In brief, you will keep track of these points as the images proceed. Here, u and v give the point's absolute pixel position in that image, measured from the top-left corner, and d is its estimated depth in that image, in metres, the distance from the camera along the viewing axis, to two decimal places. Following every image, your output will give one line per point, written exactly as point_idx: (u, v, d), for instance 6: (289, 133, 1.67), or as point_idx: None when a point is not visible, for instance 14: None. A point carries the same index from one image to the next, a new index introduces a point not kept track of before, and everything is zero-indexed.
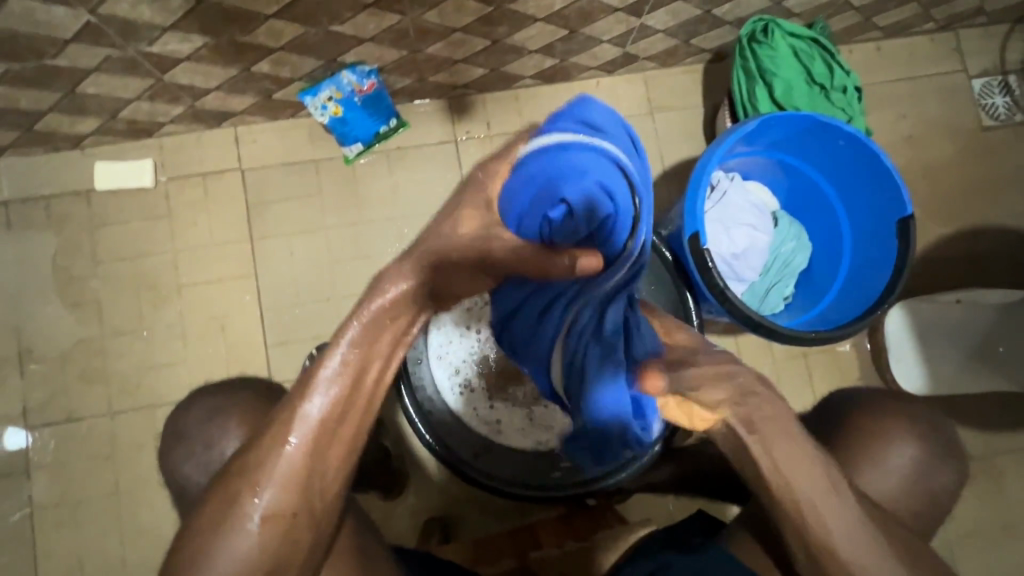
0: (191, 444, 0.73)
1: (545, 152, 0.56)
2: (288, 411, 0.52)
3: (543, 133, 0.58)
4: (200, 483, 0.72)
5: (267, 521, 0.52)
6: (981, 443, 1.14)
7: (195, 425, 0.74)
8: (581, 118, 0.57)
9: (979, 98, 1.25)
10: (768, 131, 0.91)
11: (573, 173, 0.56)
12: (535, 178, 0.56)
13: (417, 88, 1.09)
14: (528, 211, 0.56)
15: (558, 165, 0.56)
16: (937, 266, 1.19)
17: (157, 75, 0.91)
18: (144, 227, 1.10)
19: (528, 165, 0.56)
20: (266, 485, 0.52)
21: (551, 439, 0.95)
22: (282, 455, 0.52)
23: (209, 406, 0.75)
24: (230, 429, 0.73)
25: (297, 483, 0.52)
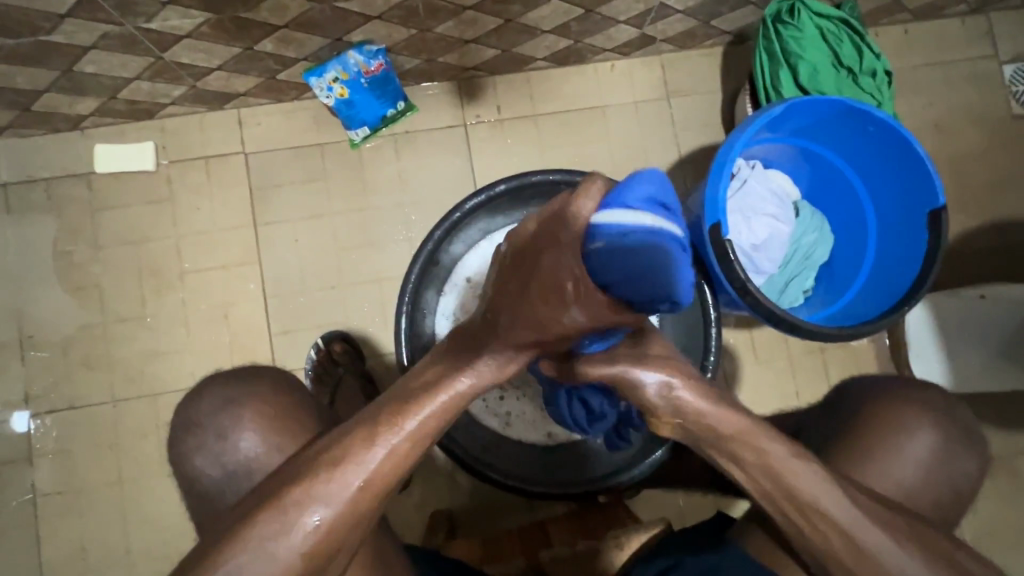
0: (204, 434, 0.70)
1: (633, 233, 0.46)
2: (348, 448, 0.53)
3: (632, 208, 0.46)
4: (214, 476, 0.69)
5: (307, 556, 0.50)
6: (1001, 441, 1.11)
7: (208, 416, 0.70)
8: (658, 192, 0.48)
9: (1010, 84, 1.20)
10: (794, 117, 0.87)
11: (655, 267, 0.47)
12: (623, 271, 0.47)
13: (426, 69, 1.05)
14: (621, 288, 0.48)
15: (649, 255, 0.47)
16: (960, 260, 1.15)
17: (157, 54, 0.87)
18: (146, 211, 1.07)
19: (626, 239, 0.46)
20: (316, 516, 0.51)
21: (560, 433, 0.95)
22: (331, 497, 0.51)
23: (224, 397, 0.71)
24: (250, 421, 0.69)
25: (348, 513, 0.51)
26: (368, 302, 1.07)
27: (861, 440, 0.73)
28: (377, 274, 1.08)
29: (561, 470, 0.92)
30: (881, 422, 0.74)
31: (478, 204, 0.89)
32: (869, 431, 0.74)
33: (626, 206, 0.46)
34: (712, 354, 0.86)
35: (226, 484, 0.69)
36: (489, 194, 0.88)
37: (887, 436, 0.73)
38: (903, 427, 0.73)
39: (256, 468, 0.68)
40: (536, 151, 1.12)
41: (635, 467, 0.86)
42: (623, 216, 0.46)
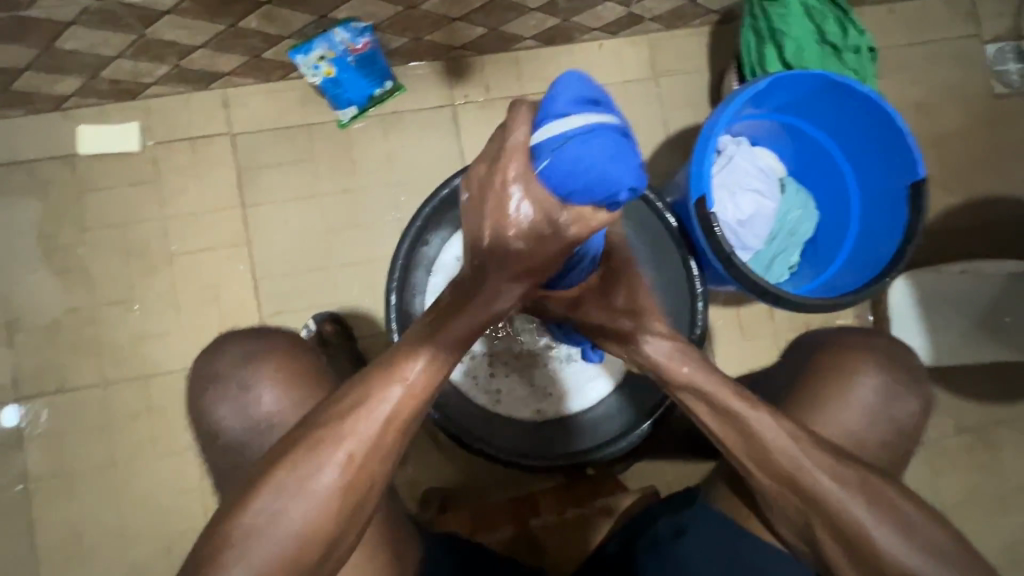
0: (226, 385, 0.72)
1: (568, 135, 0.54)
2: (370, 386, 0.57)
3: (566, 115, 0.54)
4: (235, 428, 0.71)
5: (343, 491, 0.55)
6: (980, 414, 1.15)
7: (230, 368, 0.73)
8: (584, 94, 0.55)
9: (991, 64, 1.21)
10: (778, 92, 0.88)
11: (606, 154, 0.54)
12: (572, 172, 0.54)
13: (413, 48, 1.04)
14: (567, 182, 0.55)
15: (588, 147, 0.54)
16: (942, 238, 1.17)
17: (139, 30, 0.86)
18: (132, 193, 1.06)
19: (553, 146, 0.54)
20: (340, 451, 0.55)
21: (549, 409, 0.97)
22: (358, 435, 0.55)
23: (244, 350, 0.74)
24: (270, 372, 0.72)
25: (368, 455, 0.56)
26: (358, 283, 1.08)
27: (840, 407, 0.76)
28: (367, 254, 1.08)
29: (552, 444, 0.94)
30: (862, 391, 0.76)
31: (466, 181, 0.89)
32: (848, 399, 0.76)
33: (560, 116, 0.55)
34: (699, 327, 0.87)
35: (245, 437, 0.71)
36: None
37: (865, 404, 0.75)
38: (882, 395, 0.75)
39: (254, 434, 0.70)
40: None
41: (624, 438, 0.89)
42: (553, 129, 0.54)
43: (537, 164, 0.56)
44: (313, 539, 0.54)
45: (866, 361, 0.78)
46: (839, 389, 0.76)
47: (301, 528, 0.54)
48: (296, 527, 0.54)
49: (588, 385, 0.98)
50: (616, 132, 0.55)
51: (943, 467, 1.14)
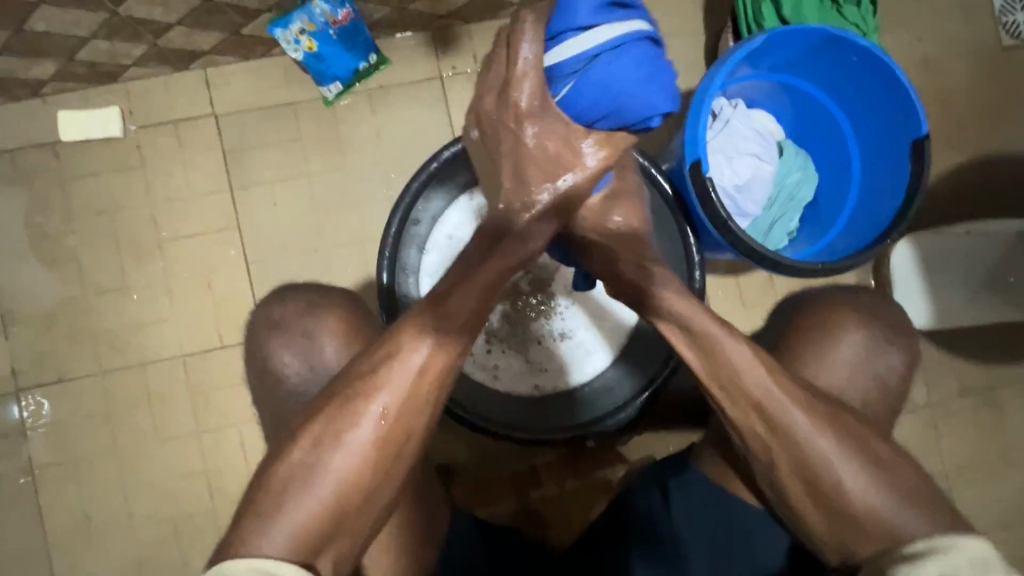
0: (290, 333, 0.76)
1: (594, 55, 0.55)
2: (398, 340, 0.60)
3: (587, 29, 0.55)
4: (298, 374, 0.75)
5: (379, 443, 0.58)
6: (984, 375, 1.14)
7: (292, 317, 0.77)
8: (604, 3, 0.55)
9: (998, 15, 1.17)
10: (774, 51, 0.85)
11: (637, 70, 0.56)
12: (601, 94, 0.57)
13: (397, 19, 1.01)
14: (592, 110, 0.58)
15: (616, 65, 0.55)
16: (947, 198, 1.14)
17: (110, 8, 0.83)
18: (117, 179, 1.05)
19: (579, 74, 0.56)
20: (376, 403, 0.58)
21: (546, 384, 0.97)
22: (392, 388, 0.59)
23: (306, 300, 0.78)
24: (330, 324, 0.77)
25: (399, 414, 0.59)
26: (353, 264, 1.06)
27: (840, 372, 0.75)
28: (359, 235, 1.06)
29: (554, 417, 0.93)
30: (859, 355, 0.76)
31: (455, 154, 0.88)
32: (846, 365, 0.75)
33: (581, 31, 0.55)
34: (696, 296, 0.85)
35: (308, 381, 0.75)
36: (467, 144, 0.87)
37: (857, 367, 0.75)
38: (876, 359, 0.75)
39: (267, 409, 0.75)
40: None
41: (625, 410, 0.88)
42: (575, 50, 0.55)
43: (558, 89, 0.58)
44: (353, 489, 0.57)
45: (863, 325, 0.77)
46: (838, 354, 0.76)
47: (341, 479, 0.57)
48: (329, 490, 0.56)
49: (586, 362, 0.97)
50: (637, 41, 0.56)
51: (946, 431, 1.14)
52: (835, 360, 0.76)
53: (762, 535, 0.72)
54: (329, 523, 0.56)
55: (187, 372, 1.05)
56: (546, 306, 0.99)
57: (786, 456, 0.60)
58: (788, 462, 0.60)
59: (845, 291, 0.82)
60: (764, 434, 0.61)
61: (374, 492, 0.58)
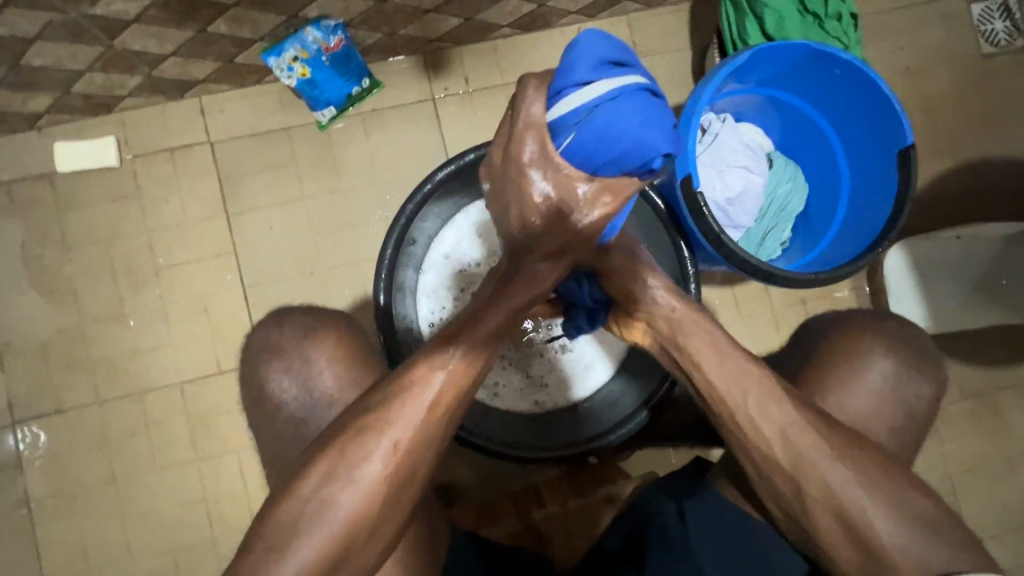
0: (289, 357, 0.76)
1: (593, 106, 0.51)
2: (412, 371, 0.59)
3: (585, 84, 0.51)
4: (296, 400, 0.75)
5: (390, 477, 0.57)
6: (983, 379, 1.14)
7: (290, 342, 0.77)
8: (603, 56, 0.52)
9: (977, 24, 1.19)
10: (759, 66, 0.86)
11: (639, 119, 0.51)
12: (600, 144, 0.52)
13: (389, 43, 1.03)
14: (597, 160, 0.52)
15: (617, 113, 0.51)
16: (936, 203, 1.16)
17: (106, 41, 0.84)
18: (113, 208, 1.05)
19: (580, 125, 0.51)
20: (389, 436, 0.57)
21: (547, 400, 0.96)
22: (405, 421, 0.58)
23: (306, 322, 0.78)
24: (330, 347, 0.76)
25: (412, 446, 0.58)
26: (350, 286, 1.06)
27: (836, 381, 0.76)
28: (356, 256, 1.07)
29: (555, 436, 0.93)
30: (855, 364, 0.77)
31: (448, 175, 0.91)
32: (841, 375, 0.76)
33: (579, 85, 0.51)
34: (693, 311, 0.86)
35: (309, 408, 0.74)
36: (459, 164, 0.90)
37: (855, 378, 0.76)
38: (873, 368, 0.76)
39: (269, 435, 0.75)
40: None
41: (626, 425, 0.91)
42: (573, 104, 0.51)
43: (559, 142, 0.52)
44: (362, 522, 0.56)
45: (858, 336, 0.78)
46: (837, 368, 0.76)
47: (348, 511, 0.56)
48: (336, 525, 0.55)
49: (588, 374, 0.97)
50: (640, 92, 0.52)
51: (948, 436, 1.14)
52: (829, 368, 0.77)
53: (767, 549, 0.72)
54: (338, 556, 0.55)
55: (186, 399, 1.04)
56: (548, 323, 0.98)
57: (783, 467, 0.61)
58: (786, 471, 0.61)
59: (861, 313, 0.83)
60: (765, 447, 0.61)
61: (383, 525, 0.57)
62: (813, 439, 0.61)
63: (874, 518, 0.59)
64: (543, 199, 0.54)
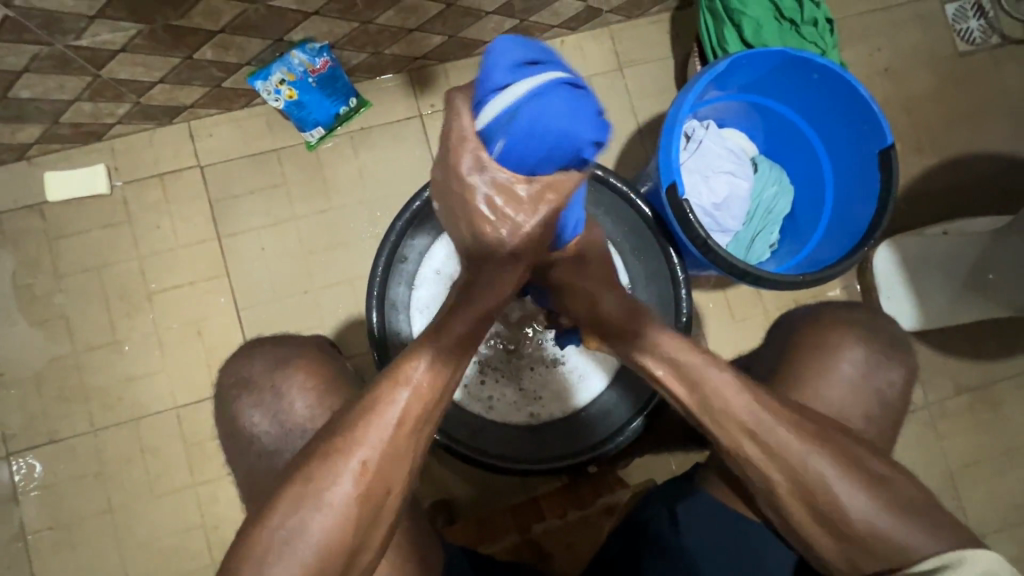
0: (260, 391, 0.76)
1: (515, 107, 0.47)
2: (380, 388, 0.58)
3: (504, 87, 0.48)
4: (269, 433, 0.75)
5: (361, 499, 0.55)
6: (977, 372, 1.15)
7: (261, 374, 0.77)
8: (520, 55, 0.48)
9: (953, 23, 1.22)
10: (739, 72, 0.88)
11: (566, 111, 0.47)
12: (531, 144, 0.48)
13: (375, 63, 1.04)
14: (531, 161, 0.49)
15: (542, 109, 0.47)
16: (922, 200, 1.17)
17: (93, 71, 0.85)
18: (104, 235, 1.05)
19: (506, 129, 0.48)
20: (358, 457, 0.56)
21: (542, 412, 0.96)
22: (371, 441, 0.56)
23: (275, 356, 0.78)
24: (300, 378, 0.76)
25: (384, 467, 0.56)
26: (343, 304, 1.07)
27: (829, 381, 0.76)
28: (349, 274, 1.07)
29: (554, 447, 0.93)
30: (848, 364, 0.77)
31: None
32: (835, 376, 0.76)
33: (499, 90, 0.48)
34: (684, 316, 0.87)
35: (279, 440, 0.74)
36: None
37: (848, 378, 0.76)
38: (867, 367, 0.77)
39: (261, 460, 0.74)
40: None
41: (625, 432, 0.91)
42: (495, 111, 0.48)
43: (492, 150, 0.49)
44: (337, 546, 0.55)
45: (851, 335, 0.78)
46: (829, 369, 0.76)
47: (320, 538, 0.54)
48: (311, 550, 0.54)
49: (583, 383, 0.97)
50: (572, 87, 0.48)
51: (946, 430, 1.14)
52: (821, 367, 0.77)
53: (768, 552, 0.71)
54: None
55: (181, 424, 1.03)
56: (535, 338, 0.99)
57: (776, 471, 0.60)
58: (781, 475, 0.60)
59: (834, 304, 0.84)
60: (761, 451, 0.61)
61: (359, 548, 0.56)
62: (807, 439, 0.60)
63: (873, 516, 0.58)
64: (488, 211, 0.52)
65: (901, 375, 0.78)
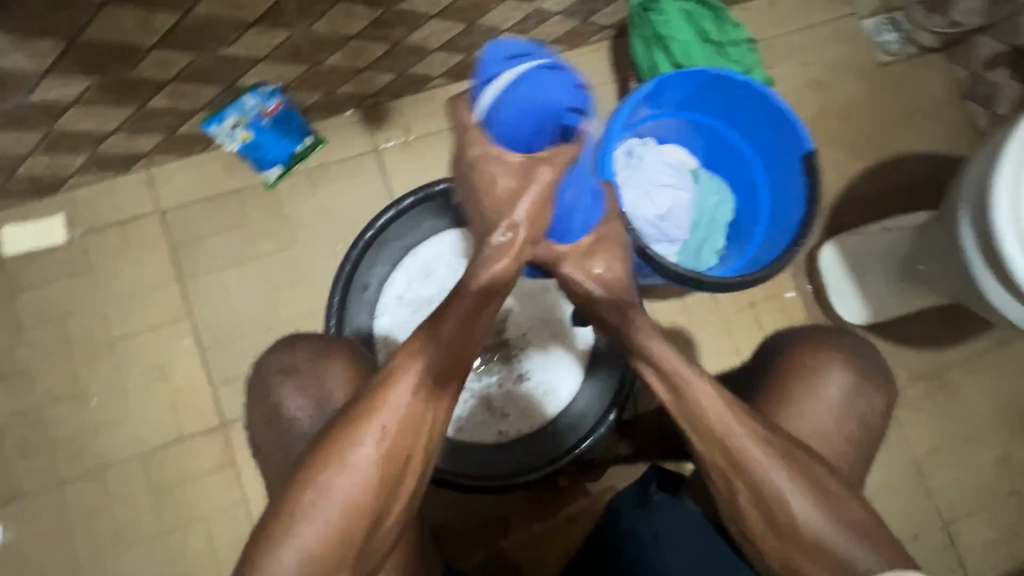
0: (304, 378, 0.76)
1: (507, 88, 0.56)
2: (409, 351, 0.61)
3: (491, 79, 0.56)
4: (310, 417, 0.75)
5: (383, 462, 0.58)
6: (928, 360, 1.19)
7: (305, 362, 0.77)
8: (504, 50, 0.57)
9: (872, 37, 1.31)
10: (667, 92, 0.93)
11: (554, 87, 0.56)
12: (529, 111, 0.57)
13: (329, 102, 1.08)
14: (530, 136, 0.59)
15: (527, 87, 0.56)
16: (859, 201, 1.24)
17: (47, 125, 0.87)
18: (65, 286, 1.06)
19: (504, 119, 0.57)
20: (383, 419, 0.58)
21: (510, 429, 0.97)
22: (392, 404, 0.59)
23: (317, 347, 0.79)
24: (341, 368, 0.78)
25: (400, 437, 0.58)
26: None
27: (805, 393, 0.79)
28: (314, 307, 1.09)
29: (525, 460, 0.95)
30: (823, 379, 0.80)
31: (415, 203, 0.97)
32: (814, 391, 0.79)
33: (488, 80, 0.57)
34: None
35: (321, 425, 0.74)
36: (424, 193, 0.97)
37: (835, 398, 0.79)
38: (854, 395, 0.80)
39: None
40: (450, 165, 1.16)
41: (589, 440, 0.94)
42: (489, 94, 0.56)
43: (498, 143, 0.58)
44: (360, 511, 0.57)
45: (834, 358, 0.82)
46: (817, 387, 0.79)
47: (343, 498, 0.56)
48: (337, 514, 0.56)
49: (548, 394, 0.99)
50: (552, 69, 0.57)
51: (907, 419, 1.18)
52: (806, 384, 0.80)
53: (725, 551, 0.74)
54: (342, 546, 0.56)
55: (148, 471, 1.02)
56: (502, 354, 1.01)
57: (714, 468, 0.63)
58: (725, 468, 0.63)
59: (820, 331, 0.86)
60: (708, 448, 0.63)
61: (383, 512, 0.59)
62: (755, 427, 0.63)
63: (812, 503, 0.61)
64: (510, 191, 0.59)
65: (844, 369, 0.82)
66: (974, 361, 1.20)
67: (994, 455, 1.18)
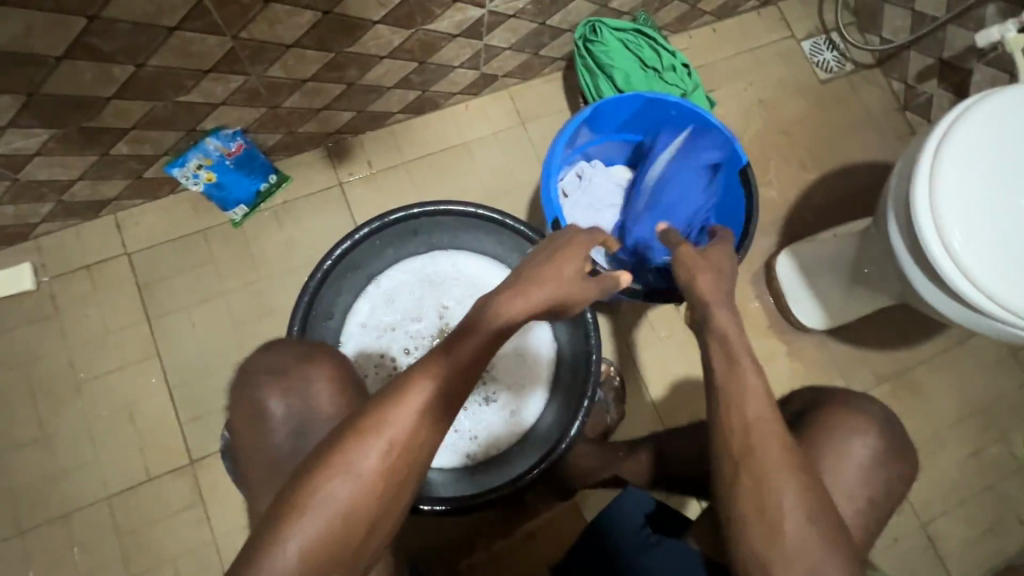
0: (287, 383, 0.75)
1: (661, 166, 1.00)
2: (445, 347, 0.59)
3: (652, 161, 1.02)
4: (294, 421, 0.73)
5: (386, 469, 0.54)
6: (890, 360, 1.22)
7: (290, 366, 0.76)
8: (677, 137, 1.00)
9: (811, 56, 1.38)
10: (608, 116, 0.99)
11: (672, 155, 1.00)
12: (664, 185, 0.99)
13: (292, 141, 1.12)
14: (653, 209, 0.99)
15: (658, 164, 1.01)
16: (810, 211, 1.29)
17: (11, 176, 0.90)
18: (32, 332, 1.07)
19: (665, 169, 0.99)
20: (400, 417, 0.55)
21: (479, 451, 1.01)
22: (409, 405, 0.55)
23: (301, 351, 0.78)
24: (325, 373, 0.76)
25: (413, 437, 0.55)
26: None
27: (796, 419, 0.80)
28: None
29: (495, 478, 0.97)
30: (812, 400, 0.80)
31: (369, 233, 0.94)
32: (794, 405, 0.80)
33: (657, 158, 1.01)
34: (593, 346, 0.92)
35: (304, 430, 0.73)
36: (378, 224, 0.94)
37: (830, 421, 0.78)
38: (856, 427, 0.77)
39: None
40: (413, 195, 1.19)
41: (566, 439, 0.90)
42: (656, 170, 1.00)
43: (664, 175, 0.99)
44: (359, 514, 0.53)
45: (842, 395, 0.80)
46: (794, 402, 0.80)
47: (345, 505, 0.53)
48: (333, 515, 0.52)
49: (519, 409, 1.03)
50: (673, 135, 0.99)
51: None
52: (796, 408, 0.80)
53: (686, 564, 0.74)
54: (336, 551, 0.52)
55: (115, 514, 1.01)
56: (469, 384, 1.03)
57: None
58: None
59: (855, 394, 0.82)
60: None
61: (379, 521, 0.55)
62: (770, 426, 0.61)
63: (784, 502, 0.59)
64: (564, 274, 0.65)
65: None
66: (936, 359, 1.23)
67: (965, 451, 1.19)
